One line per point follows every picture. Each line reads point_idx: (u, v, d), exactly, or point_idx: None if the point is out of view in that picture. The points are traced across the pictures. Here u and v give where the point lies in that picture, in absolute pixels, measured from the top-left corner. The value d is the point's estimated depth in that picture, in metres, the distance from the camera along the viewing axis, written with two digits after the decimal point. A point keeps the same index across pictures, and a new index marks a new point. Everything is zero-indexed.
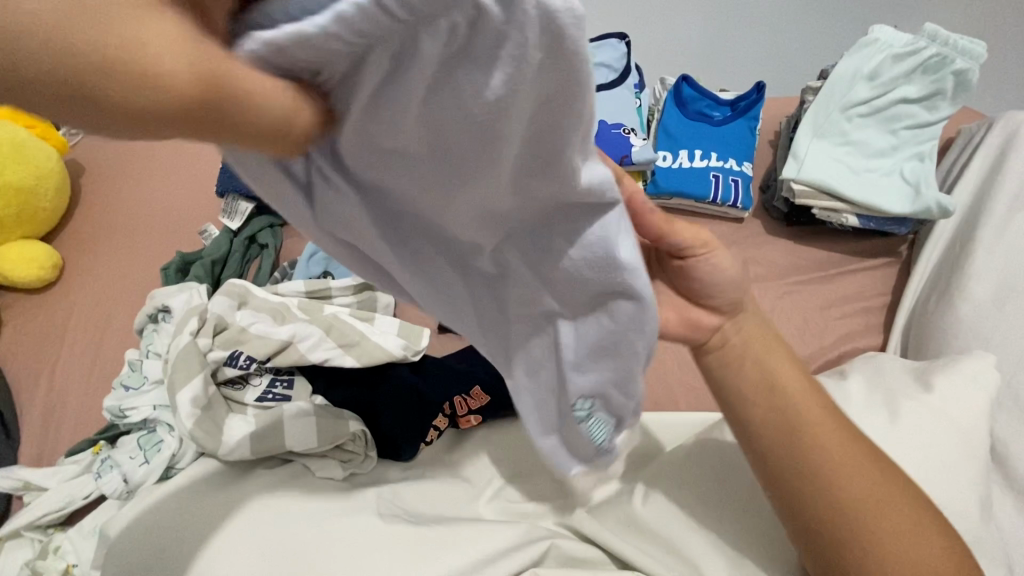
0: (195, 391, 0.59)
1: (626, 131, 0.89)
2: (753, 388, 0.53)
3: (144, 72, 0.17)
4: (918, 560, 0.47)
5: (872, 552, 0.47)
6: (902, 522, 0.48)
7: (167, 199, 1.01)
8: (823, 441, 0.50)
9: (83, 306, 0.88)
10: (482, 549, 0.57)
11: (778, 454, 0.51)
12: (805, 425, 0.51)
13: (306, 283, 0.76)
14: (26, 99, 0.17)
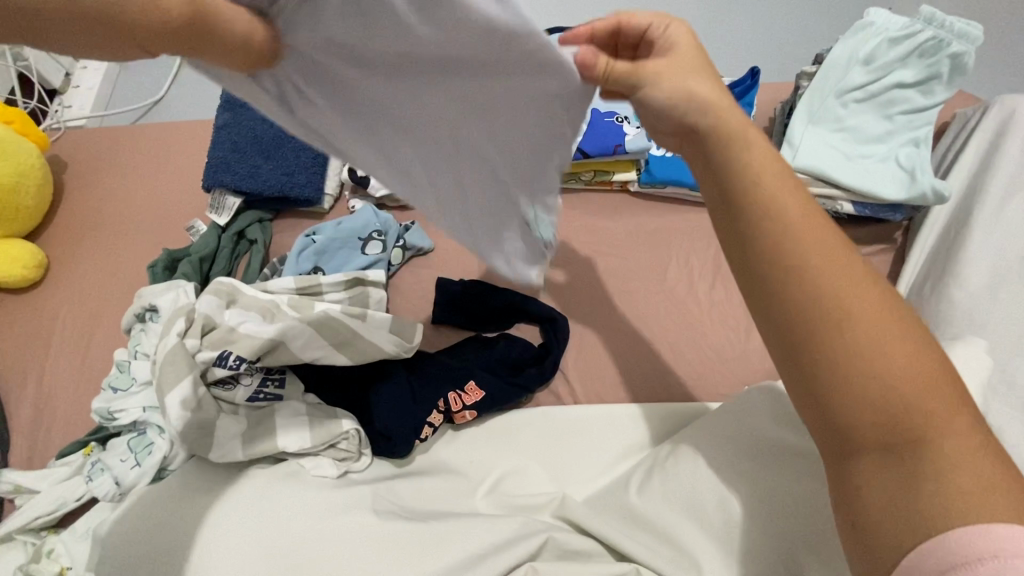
0: (183, 394, 0.58)
1: (619, 120, 0.90)
2: (715, 175, 0.40)
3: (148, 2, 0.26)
4: (916, 383, 0.32)
5: (860, 368, 0.32)
6: (916, 363, 0.32)
7: (151, 194, 0.98)
8: (821, 245, 0.35)
9: (70, 306, 0.87)
10: (481, 543, 0.56)
11: (764, 259, 0.36)
12: (780, 206, 0.37)
13: (296, 279, 0.75)
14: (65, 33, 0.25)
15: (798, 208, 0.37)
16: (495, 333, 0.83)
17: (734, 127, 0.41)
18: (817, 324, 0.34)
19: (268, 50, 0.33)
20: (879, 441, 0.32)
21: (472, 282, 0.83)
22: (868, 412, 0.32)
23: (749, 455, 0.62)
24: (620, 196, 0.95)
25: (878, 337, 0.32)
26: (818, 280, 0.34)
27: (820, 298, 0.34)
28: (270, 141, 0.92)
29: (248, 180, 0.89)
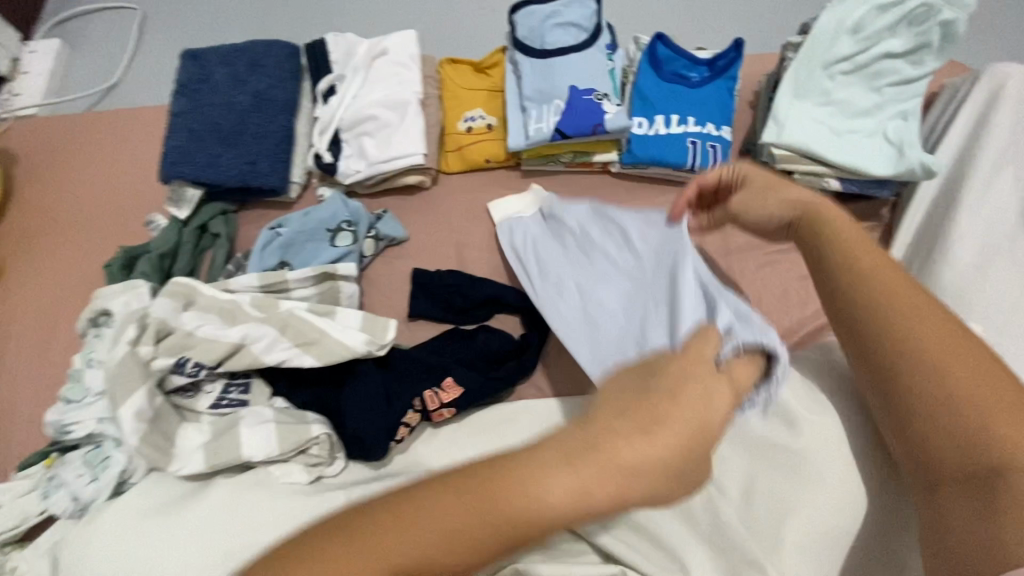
0: (137, 406, 0.54)
1: (598, 97, 0.84)
2: (841, 272, 0.55)
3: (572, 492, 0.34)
4: (1002, 436, 0.44)
5: (949, 415, 0.46)
6: (1010, 412, 0.44)
7: (104, 187, 0.92)
8: (920, 320, 0.50)
9: (24, 311, 0.82)
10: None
11: (874, 337, 0.52)
12: (891, 298, 0.52)
13: (259, 275, 0.71)
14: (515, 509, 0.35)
15: (903, 294, 0.52)
16: (472, 324, 0.81)
17: (846, 237, 0.57)
18: (917, 382, 0.48)
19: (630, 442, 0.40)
20: (967, 473, 0.45)
21: (448, 273, 0.81)
22: (955, 447, 0.46)
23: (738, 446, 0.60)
24: (600, 176, 0.91)
25: (970, 389, 0.46)
26: (916, 348, 0.49)
27: (918, 361, 0.49)
28: (229, 127, 0.86)
29: (208, 170, 0.84)
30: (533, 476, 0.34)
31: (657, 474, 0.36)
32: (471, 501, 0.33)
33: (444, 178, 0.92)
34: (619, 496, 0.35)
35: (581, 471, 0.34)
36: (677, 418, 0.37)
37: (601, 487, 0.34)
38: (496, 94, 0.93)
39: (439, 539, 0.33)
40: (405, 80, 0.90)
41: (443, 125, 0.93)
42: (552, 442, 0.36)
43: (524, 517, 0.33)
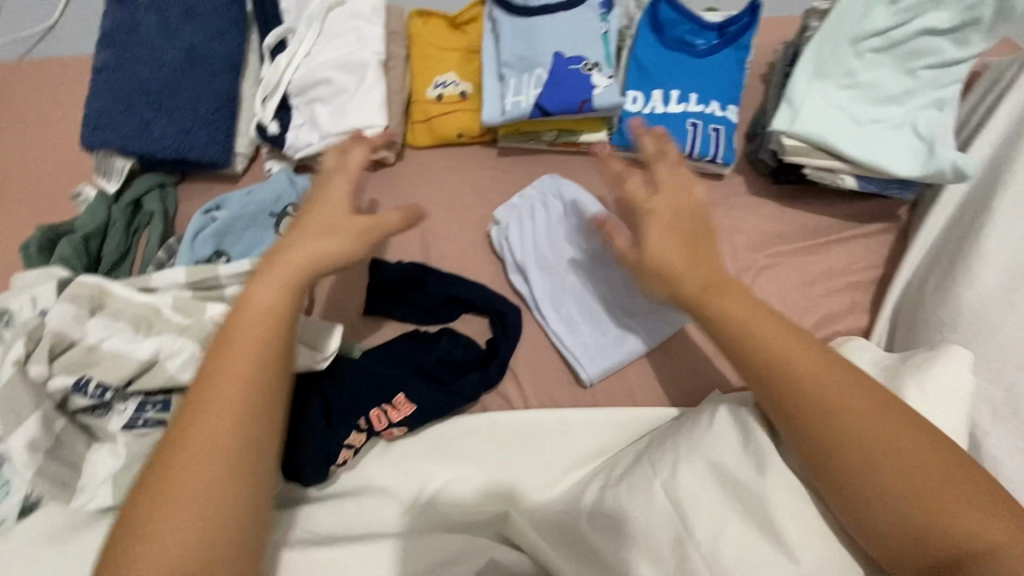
0: (31, 435, 0.48)
1: (586, 67, 0.72)
2: (751, 359, 0.52)
3: (260, 313, 0.49)
4: (966, 515, 0.44)
5: (899, 504, 0.45)
6: (952, 486, 0.45)
7: (24, 150, 0.81)
8: (845, 402, 0.48)
9: None
10: (392, 567, 0.55)
11: (800, 422, 0.49)
12: (808, 385, 0.49)
13: (187, 270, 0.63)
14: (231, 386, 0.45)
15: (825, 374, 0.49)
16: (436, 324, 0.73)
17: (743, 313, 0.53)
18: (870, 474, 0.46)
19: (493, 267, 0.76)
20: (938, 561, 0.44)
21: (410, 267, 0.73)
22: (915, 543, 0.45)
23: (709, 479, 0.55)
24: (587, 158, 0.80)
25: (918, 469, 0.45)
26: (858, 437, 0.47)
27: (861, 447, 0.47)
28: (161, 88, 0.75)
29: (136, 138, 0.74)
30: (230, 400, 0.45)
31: (274, 311, 0.49)
32: (202, 442, 0.43)
33: (409, 153, 0.81)
34: (281, 327, 0.49)
35: (253, 360, 0.46)
36: (278, 269, 0.51)
37: (272, 351, 0.48)
38: (471, 56, 0.81)
39: (235, 439, 0.44)
40: (364, 36, 0.77)
41: (410, 90, 0.81)
42: (212, 379, 0.46)
43: (245, 411, 0.45)
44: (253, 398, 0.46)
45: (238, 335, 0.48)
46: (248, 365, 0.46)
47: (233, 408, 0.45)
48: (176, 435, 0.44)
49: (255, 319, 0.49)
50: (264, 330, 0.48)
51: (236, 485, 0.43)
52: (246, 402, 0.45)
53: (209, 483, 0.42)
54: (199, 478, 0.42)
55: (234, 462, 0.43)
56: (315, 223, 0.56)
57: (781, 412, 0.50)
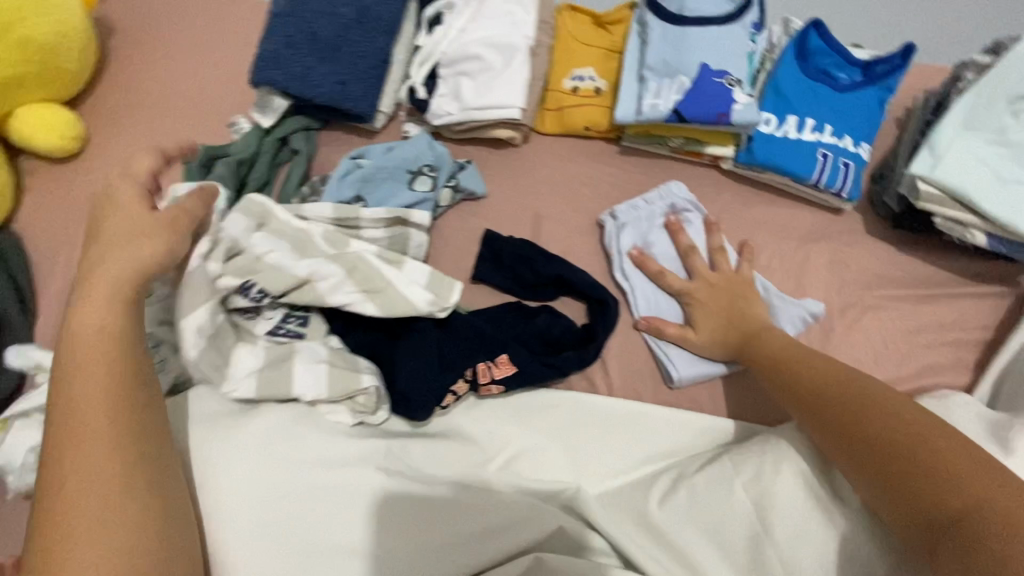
0: (200, 321, 0.55)
1: (729, 82, 0.74)
2: (777, 373, 0.64)
3: (91, 340, 0.46)
4: (985, 488, 0.45)
5: (915, 474, 0.49)
6: (965, 462, 0.47)
7: (191, 77, 0.90)
8: (859, 400, 0.56)
9: (106, 189, 0.85)
10: (468, 520, 0.57)
11: (822, 414, 0.57)
12: (824, 388, 0.59)
13: (335, 207, 0.70)
14: (86, 420, 0.44)
15: (835, 380, 0.59)
16: (536, 301, 0.77)
17: (776, 343, 0.66)
18: (876, 448, 0.52)
19: (599, 260, 0.78)
20: (955, 521, 0.45)
21: (522, 244, 0.76)
22: (933, 505, 0.47)
23: (789, 485, 0.59)
24: (707, 170, 0.82)
25: (927, 446, 0.50)
26: (864, 407, 0.55)
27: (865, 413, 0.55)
28: (327, 40, 0.81)
29: (298, 82, 0.80)
30: (93, 430, 0.43)
31: (113, 329, 0.47)
32: (79, 476, 0.42)
33: (536, 136, 0.85)
34: (128, 341, 0.47)
35: (110, 379, 0.45)
36: (101, 284, 0.48)
37: (122, 369, 0.46)
38: (612, 55, 0.84)
39: (105, 463, 0.43)
40: (518, 20, 0.81)
41: (548, 78, 0.85)
42: (71, 414, 0.44)
43: (118, 430, 0.44)
44: (108, 416, 0.44)
45: (75, 369, 0.45)
46: (97, 395, 0.45)
47: (91, 434, 0.43)
48: (51, 473, 0.42)
49: (86, 349, 0.46)
50: (102, 349, 0.46)
51: (132, 508, 0.42)
52: (105, 424, 0.44)
53: (98, 525, 0.41)
54: (82, 526, 0.40)
55: (125, 484, 0.43)
56: (114, 231, 0.51)
57: (806, 408, 0.59)
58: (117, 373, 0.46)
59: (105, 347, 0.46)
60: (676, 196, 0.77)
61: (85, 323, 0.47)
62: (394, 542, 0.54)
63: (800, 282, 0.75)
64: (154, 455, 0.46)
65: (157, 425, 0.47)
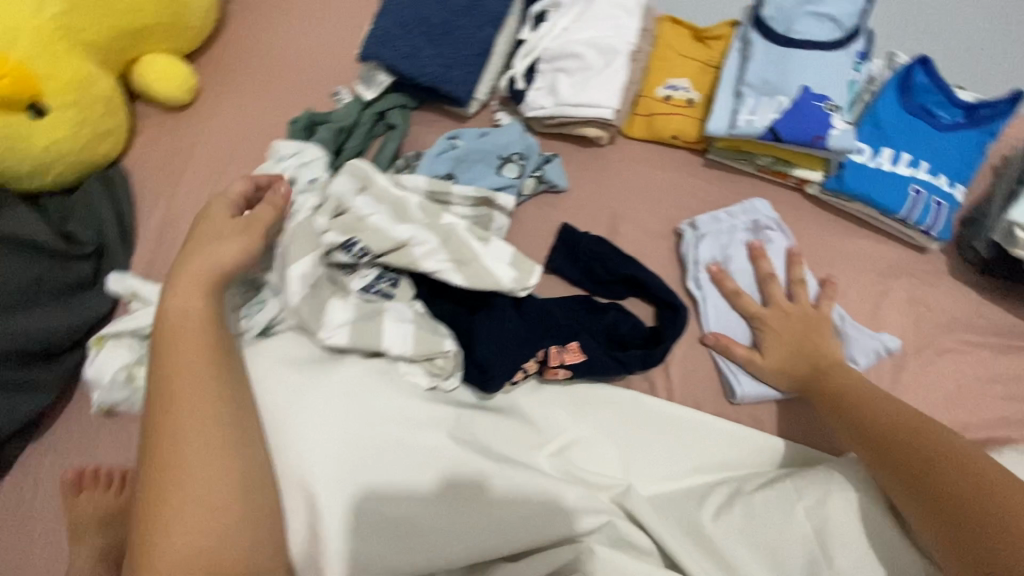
0: (304, 269, 0.58)
1: (829, 107, 0.74)
2: (843, 404, 0.64)
3: (181, 321, 0.54)
4: None
5: (981, 515, 0.49)
6: None
7: (301, 46, 0.95)
8: (926, 440, 0.56)
9: (211, 141, 0.91)
10: (526, 498, 0.60)
11: (886, 451, 0.58)
12: (891, 424, 0.59)
13: (428, 180, 0.72)
14: (175, 392, 0.51)
15: (904, 418, 0.59)
16: (604, 298, 0.78)
17: (843, 376, 0.66)
18: (943, 489, 0.52)
19: (672, 267, 0.79)
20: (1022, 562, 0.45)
21: (599, 241, 0.77)
22: (1001, 547, 0.46)
23: (849, 512, 0.59)
24: (791, 193, 0.82)
25: (996, 490, 0.50)
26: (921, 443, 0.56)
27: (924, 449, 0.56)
28: (437, 25, 0.85)
29: (405, 61, 0.84)
30: (187, 394, 0.51)
31: (198, 310, 0.55)
32: (179, 430, 0.50)
33: (622, 139, 0.86)
34: (207, 322, 0.55)
35: (197, 353, 0.53)
36: (189, 278, 0.56)
37: (205, 343, 0.54)
38: (710, 69, 0.85)
39: (194, 428, 0.50)
40: (623, 25, 0.83)
41: (643, 85, 0.86)
42: (169, 383, 0.52)
43: (207, 395, 0.52)
44: (193, 388, 0.52)
45: (169, 345, 0.53)
46: (185, 370, 0.52)
47: (182, 404, 0.51)
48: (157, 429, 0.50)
49: (176, 329, 0.54)
50: (191, 329, 0.54)
51: (222, 460, 0.50)
52: (191, 395, 0.51)
53: (191, 482, 0.48)
54: (179, 481, 0.48)
55: (217, 440, 0.50)
56: (202, 232, 0.59)
57: (869, 443, 0.60)
58: (202, 350, 0.53)
59: (192, 328, 0.54)
60: (759, 212, 0.78)
61: (177, 308, 0.54)
62: (459, 508, 0.57)
63: (876, 316, 0.74)
64: (243, 416, 0.53)
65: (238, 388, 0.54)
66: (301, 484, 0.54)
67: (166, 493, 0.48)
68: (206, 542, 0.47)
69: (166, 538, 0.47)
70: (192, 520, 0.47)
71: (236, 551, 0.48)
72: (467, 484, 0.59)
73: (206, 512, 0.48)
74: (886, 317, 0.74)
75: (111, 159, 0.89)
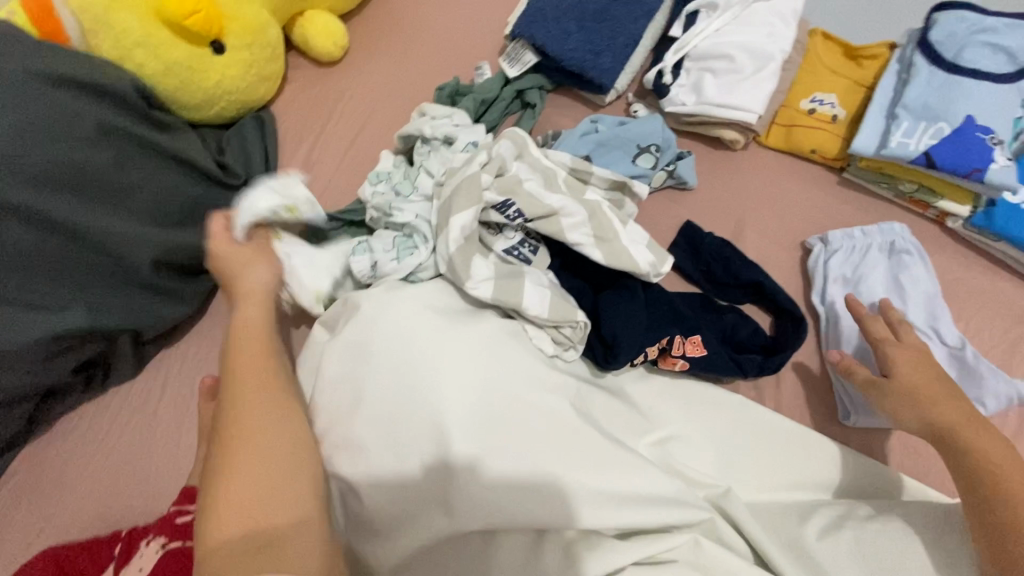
0: (465, 221, 0.64)
1: (992, 141, 0.72)
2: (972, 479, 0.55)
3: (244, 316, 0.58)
4: None
5: None
6: None
7: (449, 20, 0.99)
8: None
9: (354, 97, 0.96)
10: (630, 481, 0.60)
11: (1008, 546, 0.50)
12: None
13: (572, 158, 0.74)
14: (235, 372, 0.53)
15: None
16: (721, 301, 0.77)
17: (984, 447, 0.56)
18: None
19: (793, 281, 0.78)
20: None
21: (724, 243, 0.77)
22: None
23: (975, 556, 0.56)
24: (927, 224, 0.79)
25: None
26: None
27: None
28: (591, 12, 0.87)
29: (555, 42, 0.86)
30: (249, 384, 0.52)
31: (260, 327, 0.58)
32: (235, 404, 0.51)
33: (755, 146, 0.86)
34: (268, 332, 0.58)
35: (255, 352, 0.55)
36: (249, 288, 0.61)
37: (264, 348, 0.55)
38: (859, 88, 0.83)
39: (252, 401, 0.51)
40: (777, 33, 0.83)
41: (785, 96, 0.86)
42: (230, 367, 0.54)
43: (263, 370, 0.54)
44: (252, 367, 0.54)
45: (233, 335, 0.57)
46: (248, 353, 0.55)
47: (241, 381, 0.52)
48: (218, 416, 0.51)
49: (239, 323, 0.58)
50: (252, 322, 0.58)
51: (278, 428, 0.50)
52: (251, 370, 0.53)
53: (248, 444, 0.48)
54: (237, 442, 0.48)
55: (274, 420, 0.50)
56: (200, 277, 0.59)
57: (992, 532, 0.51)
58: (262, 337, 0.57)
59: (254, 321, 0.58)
60: (898, 237, 0.76)
61: (239, 308, 0.60)
62: (565, 483, 0.57)
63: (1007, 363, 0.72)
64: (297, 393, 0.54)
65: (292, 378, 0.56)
66: (400, 446, 0.57)
67: (224, 459, 0.47)
68: (259, 493, 0.46)
69: (219, 496, 0.45)
70: (251, 476, 0.46)
71: (287, 505, 0.46)
72: (554, 439, 0.59)
73: (267, 469, 0.47)
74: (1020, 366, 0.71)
75: (263, 103, 0.95)
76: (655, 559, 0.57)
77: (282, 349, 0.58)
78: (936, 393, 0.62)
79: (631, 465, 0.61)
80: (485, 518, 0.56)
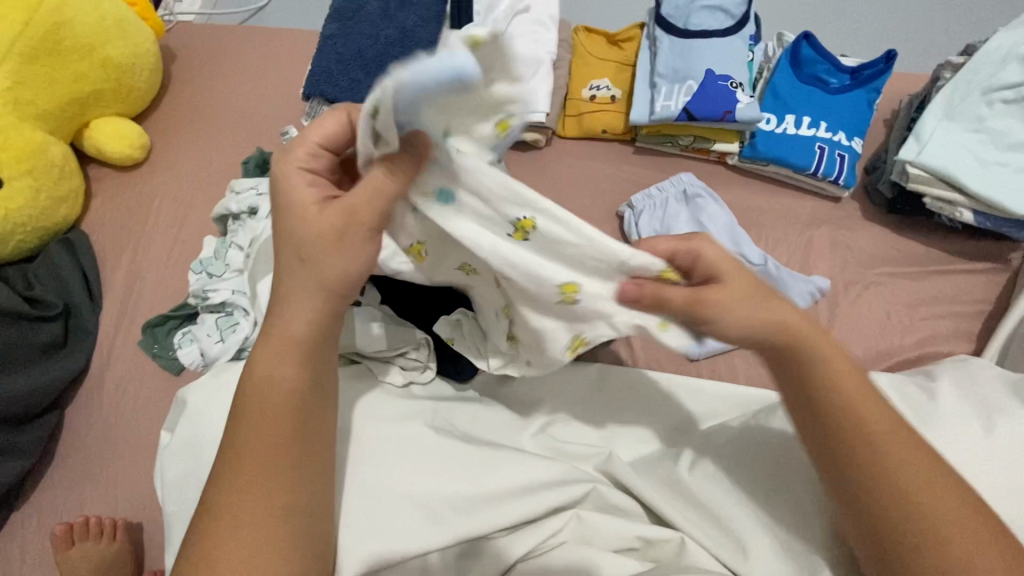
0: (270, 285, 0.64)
1: (733, 85, 0.83)
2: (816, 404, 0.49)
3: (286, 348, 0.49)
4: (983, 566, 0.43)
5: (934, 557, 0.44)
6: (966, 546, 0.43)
7: (248, 95, 1.00)
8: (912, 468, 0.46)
9: (167, 193, 0.94)
10: (506, 483, 0.61)
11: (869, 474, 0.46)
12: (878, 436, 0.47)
13: None
14: (260, 437, 0.48)
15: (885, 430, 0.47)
16: None
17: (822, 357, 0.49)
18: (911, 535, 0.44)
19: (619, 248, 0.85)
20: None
21: None
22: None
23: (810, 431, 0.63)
24: (715, 166, 0.89)
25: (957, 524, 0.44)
26: (891, 458, 0.46)
27: (886, 458, 0.46)
28: (372, 57, 0.91)
29: (346, 93, 0.89)
30: (261, 465, 0.47)
31: (297, 383, 0.49)
32: (235, 484, 0.47)
33: (557, 140, 0.93)
34: (309, 390, 0.49)
35: (273, 429, 0.48)
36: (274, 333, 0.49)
37: (289, 433, 0.48)
38: (625, 68, 0.93)
39: (263, 494, 0.47)
40: (542, 38, 0.91)
41: (567, 89, 0.94)
42: (254, 420, 0.48)
43: (283, 453, 0.48)
44: (274, 439, 0.48)
45: (273, 375, 0.49)
46: (286, 418, 0.48)
47: (265, 456, 0.47)
48: (228, 465, 0.48)
49: (283, 362, 0.49)
50: (296, 370, 0.49)
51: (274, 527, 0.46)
52: (274, 453, 0.47)
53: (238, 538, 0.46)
54: (231, 528, 0.46)
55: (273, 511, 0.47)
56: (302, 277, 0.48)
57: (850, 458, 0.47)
58: (300, 405, 0.49)
59: (303, 376, 0.49)
60: (687, 185, 0.85)
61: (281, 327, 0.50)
62: (438, 496, 0.59)
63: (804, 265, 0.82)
64: (317, 480, 0.49)
65: (322, 453, 0.50)
66: None
67: (215, 541, 0.46)
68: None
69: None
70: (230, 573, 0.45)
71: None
72: (431, 463, 0.61)
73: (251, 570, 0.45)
74: (815, 263, 0.82)
75: (69, 224, 0.90)
76: (544, 546, 0.60)
77: (313, 418, 0.49)
78: (750, 305, 0.48)
79: (512, 459, 0.63)
80: (370, 554, 0.56)
